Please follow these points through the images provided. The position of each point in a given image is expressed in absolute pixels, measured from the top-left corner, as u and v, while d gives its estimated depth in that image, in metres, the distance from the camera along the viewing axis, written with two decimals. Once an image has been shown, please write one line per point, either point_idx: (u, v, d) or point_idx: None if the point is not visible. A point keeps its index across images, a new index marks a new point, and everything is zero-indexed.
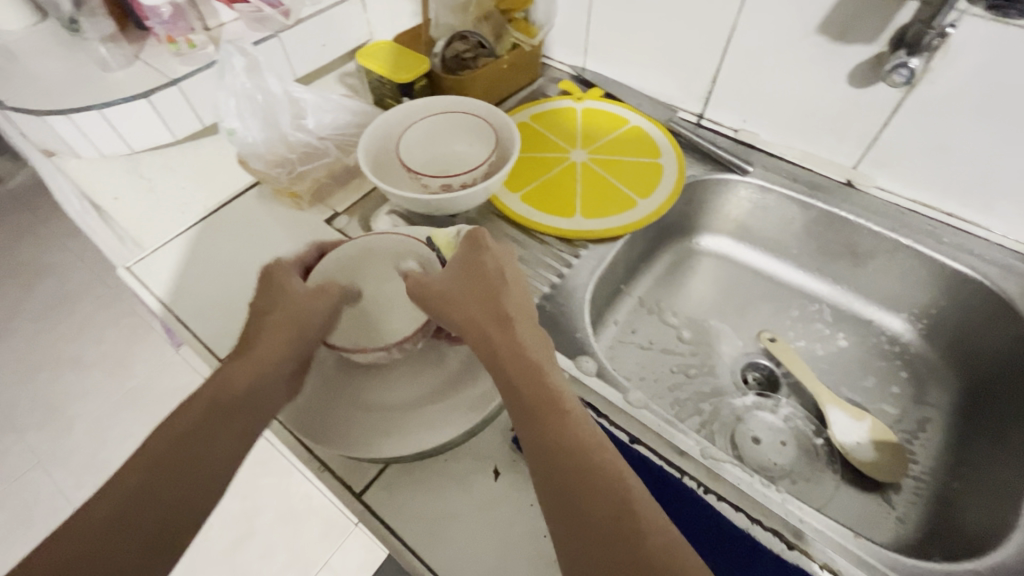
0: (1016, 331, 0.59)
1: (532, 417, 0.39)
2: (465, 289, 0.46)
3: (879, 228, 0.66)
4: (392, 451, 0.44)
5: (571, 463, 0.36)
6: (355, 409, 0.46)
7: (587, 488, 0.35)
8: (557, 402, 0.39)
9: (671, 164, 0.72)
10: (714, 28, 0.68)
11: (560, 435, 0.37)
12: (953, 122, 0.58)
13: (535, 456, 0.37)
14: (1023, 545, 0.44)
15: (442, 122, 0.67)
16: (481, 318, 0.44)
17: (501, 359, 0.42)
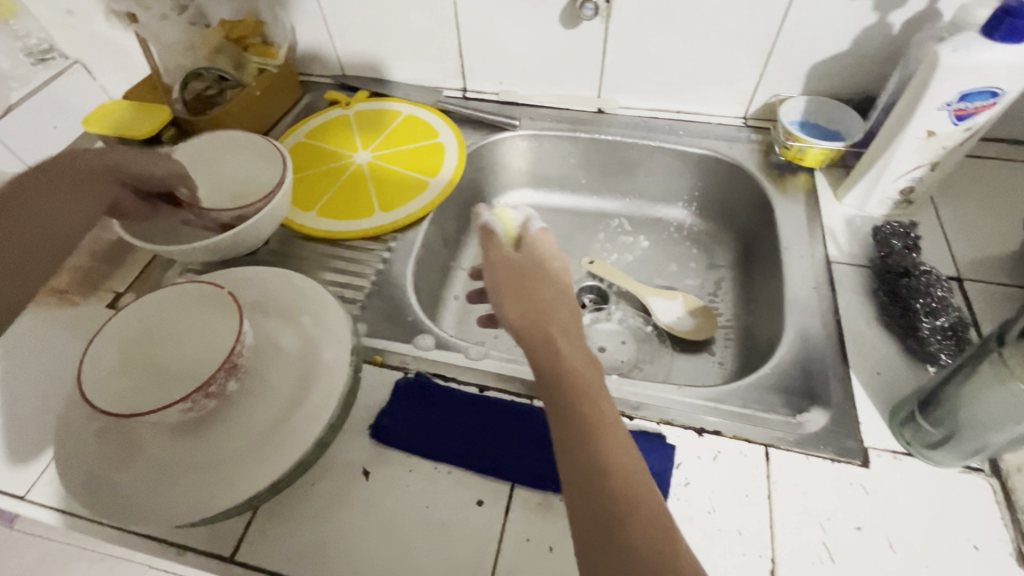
0: (750, 186, 0.72)
1: (584, 433, 0.37)
2: (532, 290, 0.45)
3: (633, 139, 0.77)
4: (249, 491, 0.42)
5: (619, 485, 0.35)
6: (200, 466, 0.43)
7: (632, 517, 0.33)
8: (608, 429, 0.37)
9: (449, 140, 0.76)
10: (440, 7, 0.73)
11: (611, 456, 0.36)
12: (647, 37, 0.70)
13: (579, 467, 0.35)
14: (795, 339, 0.55)
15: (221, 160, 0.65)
16: (540, 319, 0.43)
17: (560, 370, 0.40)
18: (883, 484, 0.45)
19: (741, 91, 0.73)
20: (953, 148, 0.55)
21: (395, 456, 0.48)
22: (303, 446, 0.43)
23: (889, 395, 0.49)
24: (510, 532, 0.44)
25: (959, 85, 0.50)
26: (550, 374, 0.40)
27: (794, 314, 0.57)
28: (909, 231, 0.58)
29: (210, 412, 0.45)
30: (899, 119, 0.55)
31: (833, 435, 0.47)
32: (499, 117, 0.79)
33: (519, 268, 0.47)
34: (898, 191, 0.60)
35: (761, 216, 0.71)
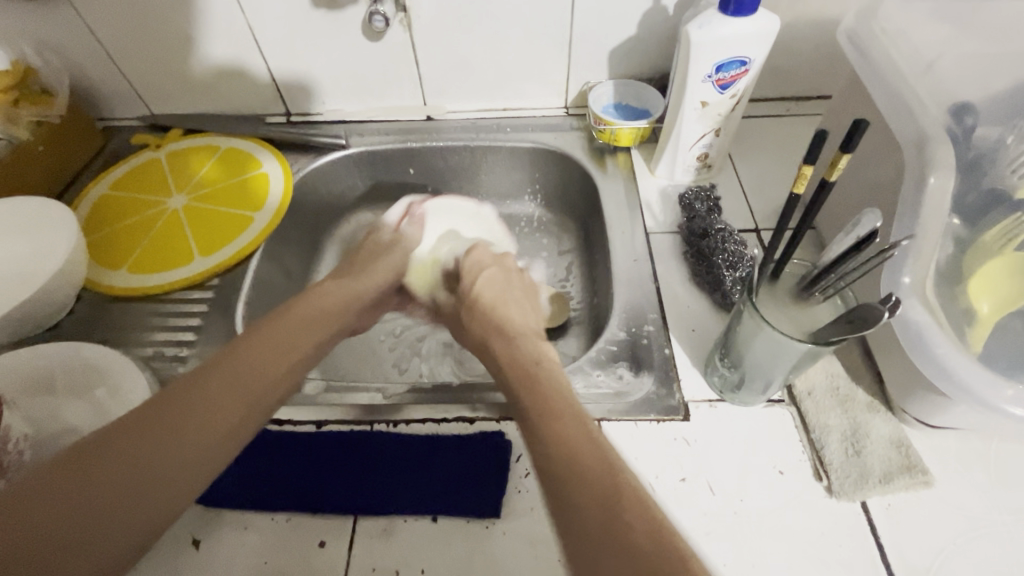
0: (579, 172, 0.75)
1: (537, 414, 0.40)
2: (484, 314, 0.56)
3: (465, 142, 0.78)
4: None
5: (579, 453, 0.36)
6: None
7: (586, 472, 0.35)
8: (564, 408, 0.40)
9: (274, 169, 0.73)
10: (233, 31, 0.69)
11: (566, 429, 0.38)
12: (454, 41, 0.70)
13: (534, 443, 0.39)
14: (623, 312, 0.58)
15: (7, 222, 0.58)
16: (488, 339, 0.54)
17: (546, 394, 0.42)
18: (701, 433, 0.48)
19: (555, 82, 0.76)
20: (728, 114, 0.61)
21: (227, 516, 0.45)
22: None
23: (703, 348, 0.53)
24: (354, 566, 0.43)
25: (712, 58, 0.55)
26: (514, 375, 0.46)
27: (623, 287, 0.60)
28: (709, 193, 0.64)
29: None
30: (677, 94, 0.59)
31: (657, 397, 0.50)
32: (325, 137, 0.77)
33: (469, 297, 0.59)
34: (695, 158, 0.65)
35: (593, 199, 0.74)
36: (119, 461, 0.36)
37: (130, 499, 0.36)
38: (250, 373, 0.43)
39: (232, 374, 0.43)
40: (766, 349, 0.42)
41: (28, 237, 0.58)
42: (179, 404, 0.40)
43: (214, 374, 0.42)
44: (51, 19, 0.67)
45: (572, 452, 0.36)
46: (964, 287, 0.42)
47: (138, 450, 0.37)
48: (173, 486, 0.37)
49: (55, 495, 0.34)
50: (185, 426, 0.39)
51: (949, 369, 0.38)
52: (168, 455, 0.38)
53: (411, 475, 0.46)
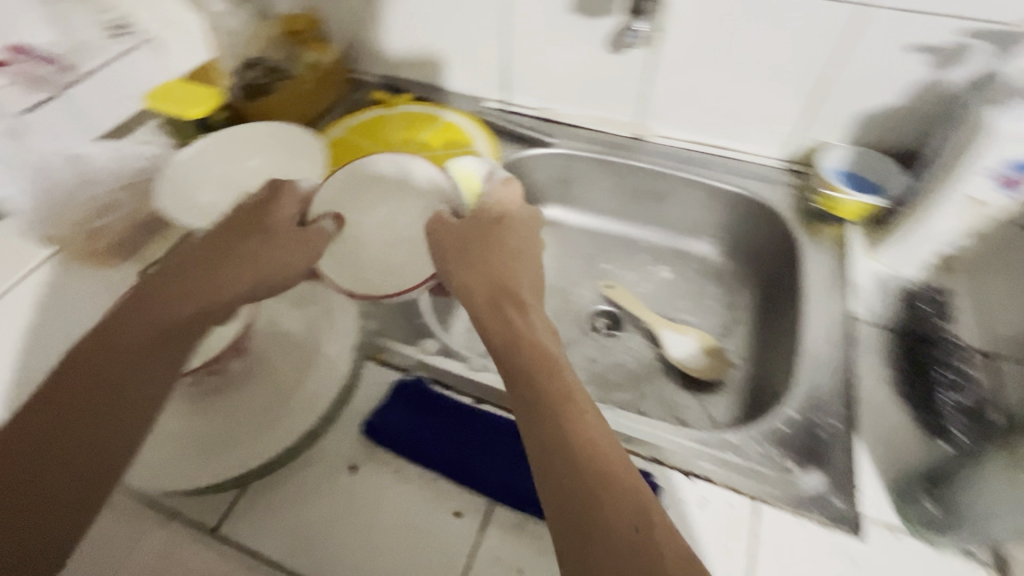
0: (779, 231, 0.71)
1: (550, 409, 0.39)
2: (482, 265, 0.48)
3: (667, 169, 0.76)
4: (240, 467, 0.46)
5: (591, 471, 0.36)
6: (214, 430, 0.48)
7: (605, 492, 0.35)
8: (566, 393, 0.40)
9: (483, 149, 0.78)
10: (490, 19, 0.74)
11: (580, 430, 0.38)
12: (694, 71, 0.69)
13: (543, 437, 0.38)
14: (803, 393, 0.53)
15: (273, 135, 0.68)
16: (494, 294, 0.46)
17: (519, 343, 0.43)
18: (876, 558, 0.43)
19: (781, 133, 0.72)
20: (996, 217, 0.53)
21: (384, 456, 0.48)
22: (279, 445, 0.47)
23: (894, 466, 0.47)
24: (484, 549, 0.44)
25: (1005, 154, 0.48)
26: (506, 345, 0.43)
27: (805, 365, 0.55)
28: (939, 296, 0.57)
29: (217, 383, 0.50)
30: (941, 183, 0.53)
31: (828, 501, 0.46)
32: (535, 134, 0.81)
33: (463, 232, 0.50)
34: (932, 253, 0.58)
35: (787, 262, 0.69)
36: (101, 377, 0.41)
37: (99, 420, 0.40)
38: (132, 330, 0.42)
39: (121, 338, 0.42)
40: (1010, 497, 0.37)
41: (284, 158, 0.67)
42: (82, 364, 0.41)
43: (107, 333, 0.42)
44: None
45: (602, 484, 0.35)
46: None
47: (76, 377, 0.41)
48: (119, 427, 0.40)
49: (61, 409, 0.40)
50: (134, 333, 0.42)
51: None
52: (128, 373, 0.41)
53: None
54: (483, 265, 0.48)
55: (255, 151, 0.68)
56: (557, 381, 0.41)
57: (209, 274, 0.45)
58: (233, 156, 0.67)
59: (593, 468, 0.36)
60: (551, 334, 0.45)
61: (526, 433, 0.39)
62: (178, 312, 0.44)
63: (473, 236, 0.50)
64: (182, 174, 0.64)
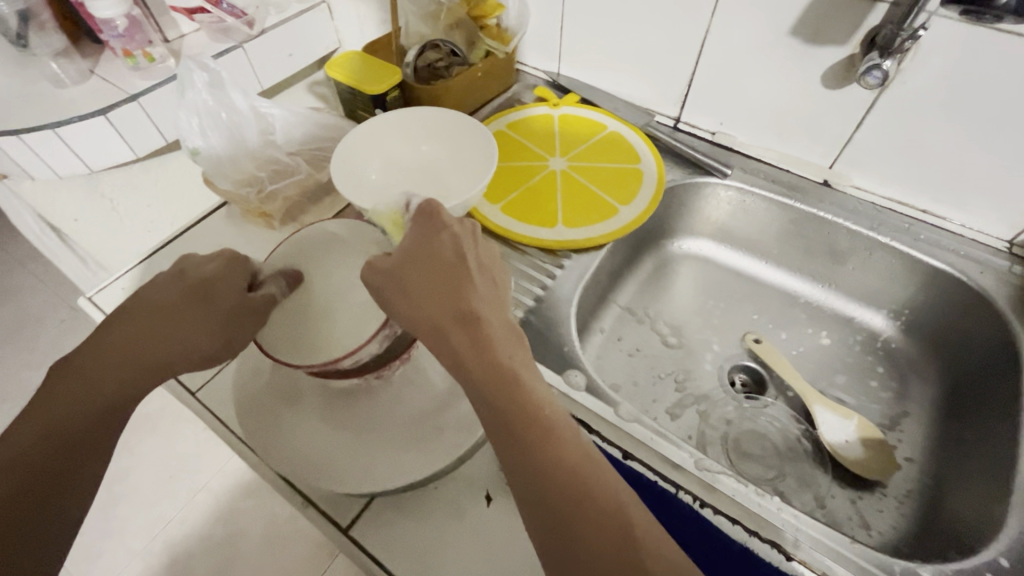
0: (992, 325, 0.60)
1: (512, 431, 0.35)
2: (429, 279, 0.38)
3: (856, 227, 0.67)
4: (391, 481, 0.42)
5: (565, 496, 0.33)
6: (367, 433, 0.45)
7: (582, 516, 0.33)
8: (531, 411, 0.36)
9: (649, 170, 0.73)
10: (690, 31, 0.68)
11: (553, 453, 0.35)
12: (927, 123, 0.59)
13: (517, 466, 0.35)
14: (1017, 539, 0.44)
15: (445, 124, 0.66)
16: (445, 314, 0.37)
17: (463, 359, 0.36)
18: None
19: (1019, 212, 0.60)
20: None
21: None
22: (432, 464, 0.43)
23: None
24: None
25: None
26: (457, 366, 0.37)
27: (1021, 504, 0.46)
28: None
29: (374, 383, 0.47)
30: None
31: None
32: (709, 160, 0.73)
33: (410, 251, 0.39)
34: None
35: (996, 364, 0.59)
36: (71, 393, 0.40)
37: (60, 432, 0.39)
38: (96, 376, 0.40)
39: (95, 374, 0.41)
40: None
41: (452, 153, 0.65)
42: (62, 378, 0.41)
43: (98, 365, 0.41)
44: None
45: (579, 509, 0.33)
46: None
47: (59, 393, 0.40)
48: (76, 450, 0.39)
49: (41, 411, 0.40)
50: (103, 363, 0.41)
51: None
52: (90, 393, 0.40)
53: None
54: (425, 287, 0.38)
55: (426, 140, 0.67)
56: (518, 395, 0.36)
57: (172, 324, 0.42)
58: (401, 143, 0.66)
59: (568, 493, 0.33)
60: (505, 332, 0.38)
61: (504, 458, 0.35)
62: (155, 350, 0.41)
63: (414, 253, 0.39)
64: (351, 154, 0.63)
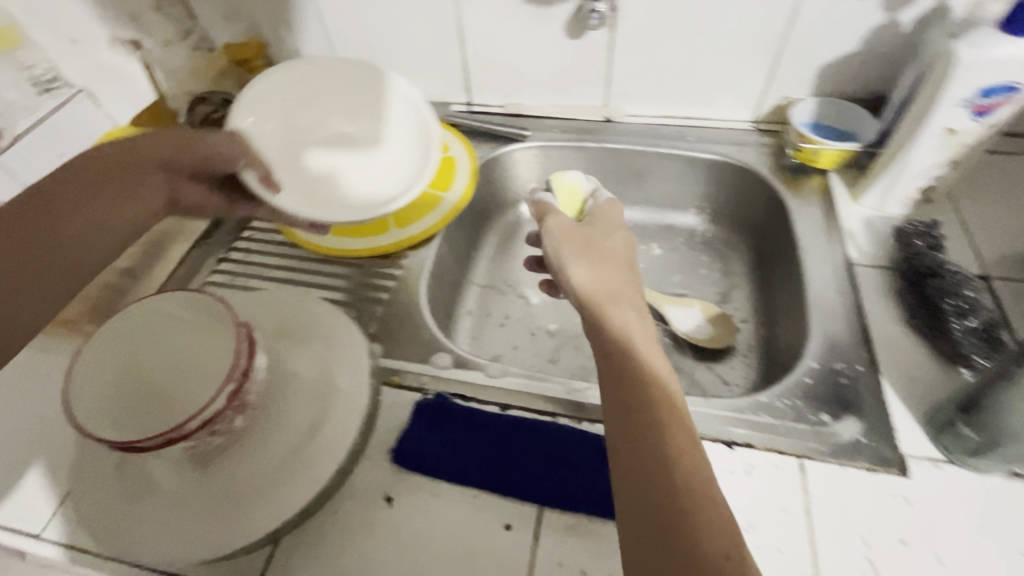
0: (762, 190, 0.72)
1: (645, 412, 0.37)
2: (598, 265, 0.50)
3: (642, 146, 0.76)
4: (276, 520, 0.41)
5: (684, 490, 0.33)
6: (229, 495, 0.42)
7: (694, 512, 0.32)
8: (670, 408, 0.38)
9: (459, 153, 0.76)
10: (442, 20, 0.73)
11: (680, 450, 0.35)
12: (655, 46, 0.69)
13: (636, 442, 0.36)
14: (818, 343, 0.53)
15: (360, 91, 0.71)
16: (605, 289, 0.47)
17: (625, 346, 0.42)
18: (923, 494, 0.43)
19: (749, 94, 0.72)
20: (972, 146, 0.54)
21: (418, 481, 0.46)
22: (303, 497, 0.41)
23: (922, 400, 0.48)
24: (540, 557, 0.42)
25: (977, 80, 0.49)
26: (611, 342, 0.43)
27: (815, 317, 0.56)
28: (932, 230, 0.57)
29: (228, 442, 0.43)
30: (915, 118, 0.54)
31: (867, 446, 0.46)
32: (507, 130, 0.79)
33: (581, 239, 0.52)
34: (916, 190, 0.59)
35: (774, 220, 0.70)
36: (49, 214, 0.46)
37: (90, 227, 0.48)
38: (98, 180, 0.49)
39: (45, 225, 0.46)
40: None
41: (353, 127, 0.71)
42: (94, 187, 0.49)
43: (46, 210, 0.46)
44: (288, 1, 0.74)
45: (688, 501, 0.33)
46: None
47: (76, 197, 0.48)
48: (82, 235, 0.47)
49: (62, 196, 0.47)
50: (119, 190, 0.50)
51: None
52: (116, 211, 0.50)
53: (597, 478, 0.45)
54: (593, 265, 0.50)
55: (322, 114, 0.71)
56: (659, 390, 0.39)
57: (196, 145, 0.54)
58: (335, 107, 0.71)
59: (687, 486, 0.33)
60: (650, 342, 0.43)
61: (620, 432, 0.37)
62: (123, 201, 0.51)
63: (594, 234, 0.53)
64: (273, 93, 0.68)
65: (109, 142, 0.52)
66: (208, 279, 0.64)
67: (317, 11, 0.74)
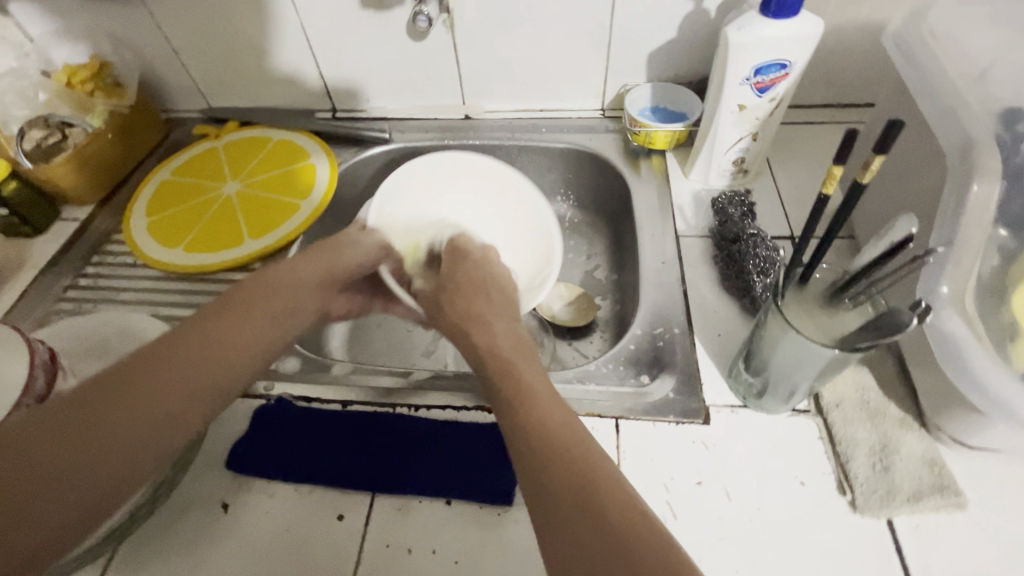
0: (612, 174, 0.75)
1: (517, 397, 0.38)
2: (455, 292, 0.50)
3: (501, 141, 0.79)
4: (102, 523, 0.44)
5: (562, 459, 0.33)
6: None
7: (555, 469, 0.33)
8: (531, 390, 0.39)
9: (319, 160, 0.77)
10: (287, 28, 0.73)
11: (549, 418, 0.36)
12: (496, 43, 0.72)
13: (515, 424, 0.37)
14: (645, 312, 0.57)
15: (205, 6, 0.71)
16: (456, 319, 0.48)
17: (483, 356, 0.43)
18: (721, 438, 0.47)
19: (592, 84, 0.76)
20: (766, 118, 0.60)
21: (254, 485, 0.47)
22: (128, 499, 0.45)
23: (727, 354, 0.53)
24: (369, 541, 0.44)
25: (752, 59, 0.54)
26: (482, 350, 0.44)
27: (645, 287, 0.59)
28: (743, 198, 0.63)
29: None
30: (713, 99, 0.59)
31: (676, 401, 0.50)
32: (369, 132, 0.79)
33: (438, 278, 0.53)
34: (730, 163, 0.64)
35: (623, 200, 0.74)
36: (163, 360, 0.38)
37: (129, 434, 0.36)
38: (211, 352, 0.40)
39: (189, 362, 0.39)
40: (790, 354, 0.41)
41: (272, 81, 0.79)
42: (135, 374, 0.37)
43: (144, 368, 0.38)
44: (125, 17, 0.72)
45: (549, 458, 0.34)
46: (1008, 301, 0.40)
47: (115, 404, 0.36)
48: (145, 439, 0.36)
49: (118, 399, 0.36)
50: (216, 351, 0.40)
51: (986, 385, 0.36)
52: (185, 370, 0.38)
53: (427, 461, 0.47)
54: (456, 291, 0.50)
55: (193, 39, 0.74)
56: (516, 376, 0.40)
57: (290, 290, 0.46)
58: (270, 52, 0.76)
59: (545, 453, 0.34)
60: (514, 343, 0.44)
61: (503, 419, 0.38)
62: (213, 367, 0.40)
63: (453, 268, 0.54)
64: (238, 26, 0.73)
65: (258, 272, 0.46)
66: (53, 309, 0.64)
67: (159, 26, 0.74)
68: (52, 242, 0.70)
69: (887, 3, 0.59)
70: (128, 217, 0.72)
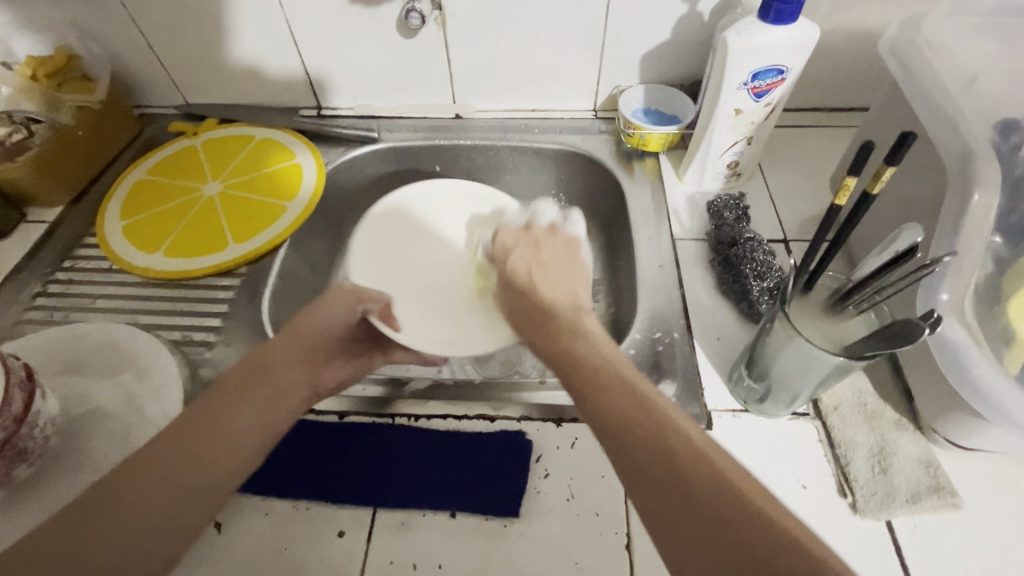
0: (605, 175, 0.75)
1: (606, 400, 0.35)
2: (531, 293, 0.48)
3: (492, 140, 0.78)
4: None
5: (685, 467, 0.30)
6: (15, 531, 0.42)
7: (685, 473, 0.30)
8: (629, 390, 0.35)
9: (305, 160, 0.75)
10: (271, 23, 0.70)
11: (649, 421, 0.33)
12: (488, 42, 0.71)
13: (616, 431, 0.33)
14: (644, 315, 0.57)
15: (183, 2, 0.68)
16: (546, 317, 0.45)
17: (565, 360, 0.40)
18: (724, 443, 0.48)
19: (585, 85, 0.76)
20: (761, 123, 0.60)
21: (248, 503, 0.45)
22: None
23: (726, 358, 0.53)
24: (372, 558, 0.43)
25: (749, 66, 0.54)
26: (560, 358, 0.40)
27: (643, 291, 0.59)
28: (738, 201, 0.63)
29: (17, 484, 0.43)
30: (710, 103, 0.59)
31: (678, 406, 0.50)
32: (357, 131, 0.77)
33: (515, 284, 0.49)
34: (725, 166, 0.64)
35: (617, 202, 0.74)
36: (148, 469, 0.36)
37: (121, 545, 0.34)
38: (198, 449, 0.37)
39: (171, 466, 0.36)
40: (795, 361, 0.42)
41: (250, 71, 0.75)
42: (114, 491, 0.35)
43: (122, 482, 0.35)
44: (94, 7, 0.68)
45: (674, 467, 0.30)
46: (1002, 308, 0.41)
47: (100, 519, 0.34)
48: (138, 549, 0.34)
49: (109, 508, 0.34)
50: (203, 447, 0.38)
51: (987, 391, 0.37)
52: (174, 473, 0.36)
53: (431, 473, 0.46)
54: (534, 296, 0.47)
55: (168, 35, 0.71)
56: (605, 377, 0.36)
57: (287, 364, 0.44)
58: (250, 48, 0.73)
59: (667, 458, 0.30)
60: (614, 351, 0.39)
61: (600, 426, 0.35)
62: (201, 468, 0.37)
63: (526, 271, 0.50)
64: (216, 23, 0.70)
65: (248, 354, 0.44)
66: (20, 318, 0.60)
67: (131, 18, 0.70)
68: (18, 247, 0.66)
69: (877, 11, 0.60)
70: (102, 220, 0.68)
